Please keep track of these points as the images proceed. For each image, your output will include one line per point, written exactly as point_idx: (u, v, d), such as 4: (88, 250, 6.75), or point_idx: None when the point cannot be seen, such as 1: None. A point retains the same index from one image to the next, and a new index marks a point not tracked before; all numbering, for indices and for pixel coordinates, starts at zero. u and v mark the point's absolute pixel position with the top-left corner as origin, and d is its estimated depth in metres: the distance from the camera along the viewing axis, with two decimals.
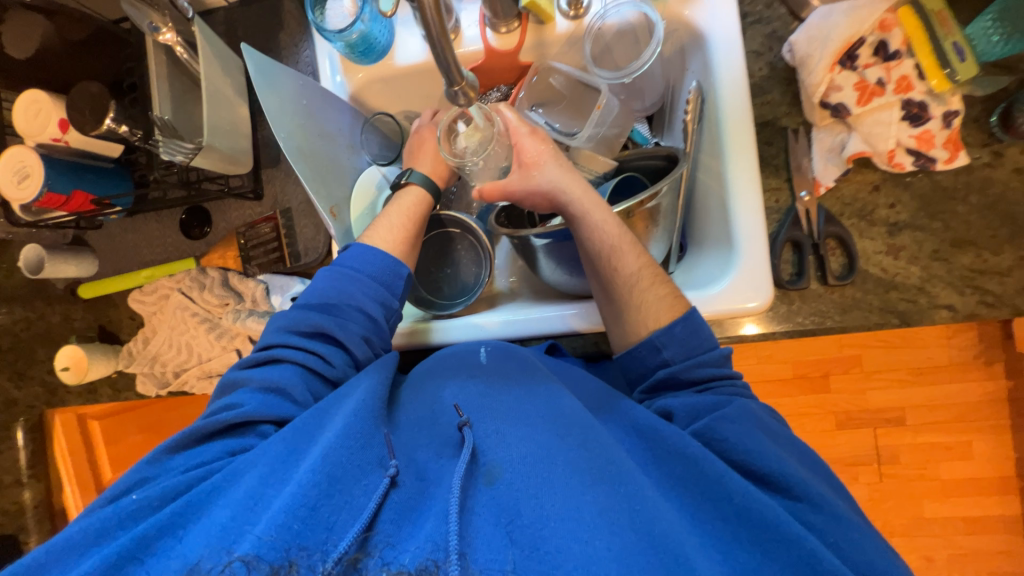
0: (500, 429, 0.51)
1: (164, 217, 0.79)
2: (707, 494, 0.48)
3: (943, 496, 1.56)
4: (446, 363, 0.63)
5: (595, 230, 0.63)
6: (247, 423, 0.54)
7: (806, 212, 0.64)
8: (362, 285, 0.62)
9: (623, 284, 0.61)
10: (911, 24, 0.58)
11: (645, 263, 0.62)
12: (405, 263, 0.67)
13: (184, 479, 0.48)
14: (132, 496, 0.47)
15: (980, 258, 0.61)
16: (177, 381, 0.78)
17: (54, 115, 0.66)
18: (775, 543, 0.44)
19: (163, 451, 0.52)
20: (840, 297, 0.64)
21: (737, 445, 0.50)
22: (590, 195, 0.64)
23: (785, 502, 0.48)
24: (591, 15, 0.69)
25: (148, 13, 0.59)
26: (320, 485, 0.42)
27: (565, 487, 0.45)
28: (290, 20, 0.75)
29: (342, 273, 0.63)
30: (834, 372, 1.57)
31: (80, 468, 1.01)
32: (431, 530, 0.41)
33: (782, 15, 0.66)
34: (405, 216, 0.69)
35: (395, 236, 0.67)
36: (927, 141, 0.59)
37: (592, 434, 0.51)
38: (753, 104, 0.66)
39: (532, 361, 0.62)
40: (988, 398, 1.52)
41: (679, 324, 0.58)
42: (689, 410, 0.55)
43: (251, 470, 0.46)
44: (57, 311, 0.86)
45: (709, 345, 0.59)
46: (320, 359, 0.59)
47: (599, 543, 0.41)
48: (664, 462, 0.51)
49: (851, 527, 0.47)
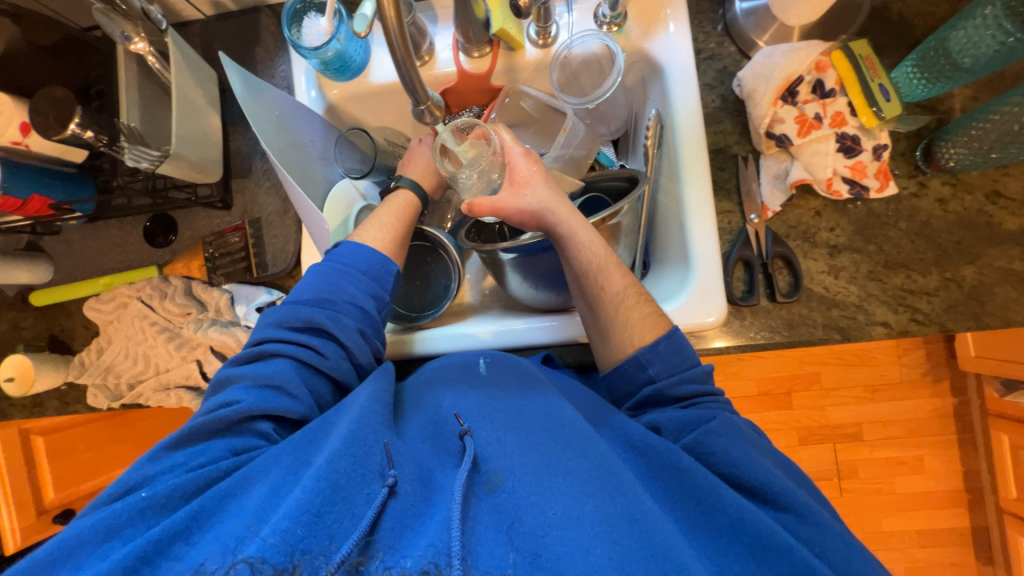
0: (501, 438, 0.52)
1: (127, 224, 0.78)
2: (698, 504, 0.50)
3: (899, 509, 1.62)
4: (445, 374, 0.64)
5: (581, 249, 0.64)
6: (247, 420, 0.53)
7: (756, 233, 0.69)
8: (356, 281, 0.62)
9: (610, 302, 0.63)
10: (843, 66, 0.65)
11: (630, 283, 0.64)
12: (394, 260, 0.67)
13: (193, 479, 0.48)
14: (142, 494, 0.46)
15: (910, 279, 0.67)
16: (131, 394, 0.75)
17: (16, 118, 0.64)
18: (772, 556, 0.45)
19: (163, 449, 0.51)
20: (787, 314, 0.68)
21: (726, 457, 0.52)
22: (576, 217, 0.65)
23: (776, 515, 0.49)
24: (559, 44, 0.73)
25: (121, 23, 0.58)
26: (325, 491, 0.43)
27: (566, 496, 0.46)
28: (267, 36, 0.77)
29: (332, 268, 0.63)
30: (796, 389, 1.64)
31: (20, 487, 0.96)
32: (433, 537, 0.42)
33: (732, 53, 0.72)
34: (394, 216, 0.70)
35: (385, 233, 0.68)
36: (860, 171, 0.65)
37: (591, 444, 0.52)
38: (706, 132, 0.71)
39: (532, 372, 0.63)
40: (937, 414, 1.61)
41: (663, 341, 0.60)
42: (675, 425, 0.56)
43: (262, 480, 0.47)
44: (5, 319, 0.82)
45: (692, 362, 0.61)
46: (312, 352, 0.59)
47: (600, 552, 0.42)
48: (659, 474, 0.52)
49: (839, 538, 0.49)
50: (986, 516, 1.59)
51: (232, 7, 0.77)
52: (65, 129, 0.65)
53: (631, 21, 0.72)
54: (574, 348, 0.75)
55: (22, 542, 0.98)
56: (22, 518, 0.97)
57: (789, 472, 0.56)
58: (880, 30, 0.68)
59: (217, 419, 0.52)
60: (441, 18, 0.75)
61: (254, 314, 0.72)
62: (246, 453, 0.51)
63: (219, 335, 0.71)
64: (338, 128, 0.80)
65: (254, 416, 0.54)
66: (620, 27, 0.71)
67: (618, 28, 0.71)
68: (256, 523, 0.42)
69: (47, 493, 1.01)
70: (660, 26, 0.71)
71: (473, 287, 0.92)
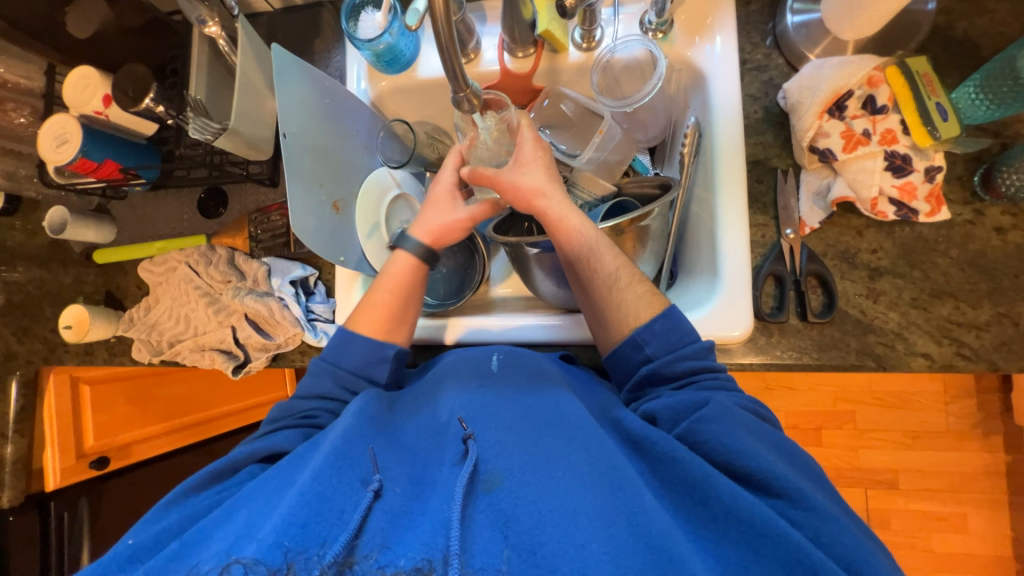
0: (501, 439, 0.52)
1: (184, 194, 0.84)
2: (693, 496, 0.49)
3: (933, 569, 1.50)
4: (456, 371, 0.66)
5: (572, 233, 0.65)
6: (238, 467, 0.59)
7: (791, 249, 0.67)
8: (345, 377, 0.66)
9: (602, 284, 0.64)
10: (898, 82, 0.62)
11: (623, 263, 0.65)
12: (389, 342, 0.68)
13: (174, 521, 0.51)
14: (131, 541, 0.50)
15: (958, 310, 0.63)
16: (170, 351, 0.80)
17: (100, 90, 0.71)
18: (764, 541, 0.44)
19: (161, 507, 0.55)
20: (819, 335, 0.65)
21: (718, 445, 0.52)
22: (567, 203, 0.67)
23: (767, 500, 0.49)
24: (602, 48, 0.74)
25: (198, 7, 0.62)
26: (310, 502, 0.44)
27: (565, 492, 0.47)
28: (326, 29, 0.82)
29: (325, 360, 0.67)
30: (827, 427, 1.55)
31: (66, 430, 1.03)
32: (426, 537, 0.42)
33: (779, 65, 0.71)
34: (392, 295, 0.70)
35: (376, 319, 0.68)
36: (910, 192, 0.62)
37: (593, 440, 0.53)
38: (746, 143, 0.70)
39: (546, 371, 0.64)
40: (984, 470, 1.48)
41: (660, 320, 0.61)
42: (670, 413, 0.57)
43: (250, 501, 0.48)
44: (70, 273, 0.90)
45: (691, 338, 0.61)
46: (304, 419, 0.64)
47: (596, 546, 0.43)
48: (658, 467, 0.52)
49: (835, 522, 0.47)
50: None
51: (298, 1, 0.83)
52: (140, 103, 0.71)
53: (676, 28, 0.72)
54: (589, 348, 0.76)
55: (61, 482, 1.05)
56: (65, 459, 1.04)
57: (781, 452, 0.54)
58: (942, 47, 0.65)
59: (212, 468, 0.58)
60: (490, 18, 0.77)
61: (287, 285, 0.76)
62: (228, 489, 0.55)
63: (255, 303, 0.74)
64: (384, 118, 0.84)
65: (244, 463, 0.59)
66: (666, 34, 0.72)
67: (663, 35, 0.72)
68: (248, 534, 0.43)
69: (87, 438, 1.09)
70: (707, 36, 0.71)
71: (498, 285, 0.93)
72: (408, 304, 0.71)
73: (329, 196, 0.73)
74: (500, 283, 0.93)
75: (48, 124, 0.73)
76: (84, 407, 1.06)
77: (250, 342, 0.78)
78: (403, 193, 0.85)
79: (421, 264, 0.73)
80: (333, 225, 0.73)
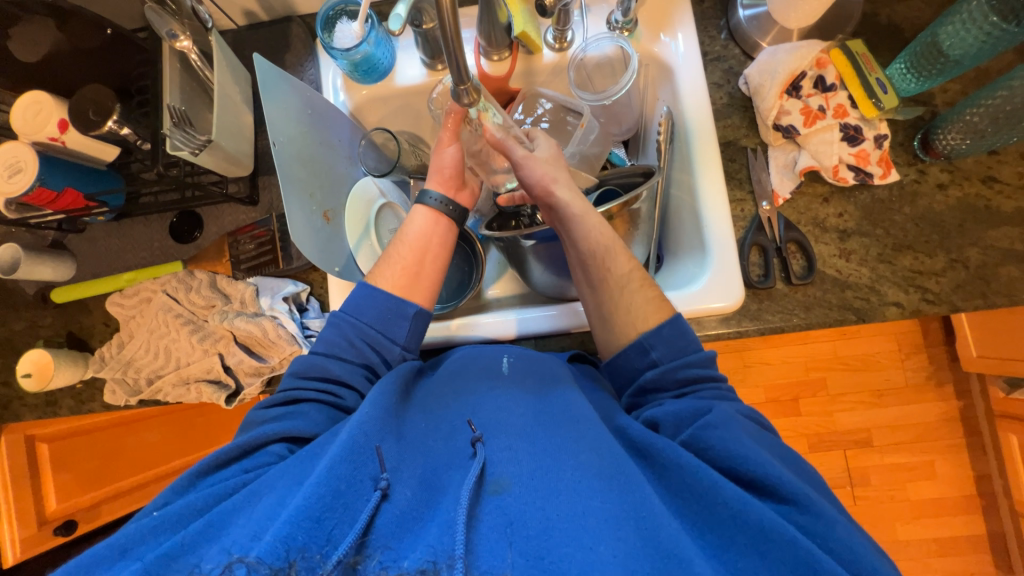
0: (512, 445, 0.54)
1: (153, 221, 0.79)
2: (698, 500, 0.51)
3: (913, 517, 1.61)
4: (468, 373, 0.66)
5: (589, 233, 0.68)
6: (259, 446, 0.56)
7: (769, 220, 0.72)
8: (366, 333, 0.65)
9: (616, 283, 0.67)
10: (841, 62, 0.69)
11: (633, 267, 0.68)
12: (411, 300, 0.68)
13: (202, 497, 0.49)
14: (156, 514, 0.48)
15: (918, 261, 0.70)
16: (150, 389, 0.74)
17: (55, 114, 0.67)
18: (771, 544, 0.46)
19: (182, 480, 0.53)
20: (804, 297, 0.70)
21: (724, 450, 0.54)
22: (579, 199, 0.68)
23: (775, 506, 0.51)
24: (574, 48, 0.78)
25: (170, 21, 0.61)
26: (325, 497, 0.44)
27: (572, 493, 0.48)
28: (296, 43, 0.81)
29: (345, 318, 0.66)
30: (803, 396, 1.65)
31: (23, 497, 0.93)
32: (432, 539, 0.44)
33: (736, 55, 0.77)
34: (411, 250, 0.70)
35: (398, 272, 0.68)
36: (864, 158, 0.69)
37: (602, 441, 0.55)
38: (716, 126, 0.75)
39: (553, 370, 0.66)
40: (944, 418, 1.62)
41: (667, 325, 0.64)
42: (673, 420, 0.60)
43: (269, 489, 0.49)
44: (22, 318, 0.82)
45: (696, 347, 0.64)
46: (332, 396, 0.62)
47: (603, 549, 0.44)
48: (662, 474, 0.54)
49: (842, 529, 0.49)
50: (1002, 522, 1.56)
51: (264, 18, 0.82)
52: (101, 125, 0.67)
53: (641, 27, 0.77)
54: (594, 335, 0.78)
55: (21, 555, 0.96)
56: (23, 529, 0.94)
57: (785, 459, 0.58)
58: (872, 32, 0.74)
59: (233, 445, 0.56)
60: (464, 24, 0.79)
61: (280, 303, 0.73)
62: (254, 469, 0.53)
63: (246, 325, 0.71)
64: (363, 129, 0.83)
65: (267, 442, 0.57)
66: (631, 31, 0.76)
67: (630, 33, 0.76)
68: (255, 531, 0.43)
69: (49, 503, 0.97)
70: (669, 32, 0.76)
71: (492, 286, 0.94)
72: (428, 261, 0.70)
73: (320, 207, 0.71)
74: (491, 284, 0.94)
75: None
76: (45, 468, 0.96)
77: (242, 368, 0.73)
78: (389, 202, 0.82)
79: (445, 217, 0.73)
80: (325, 235, 0.72)
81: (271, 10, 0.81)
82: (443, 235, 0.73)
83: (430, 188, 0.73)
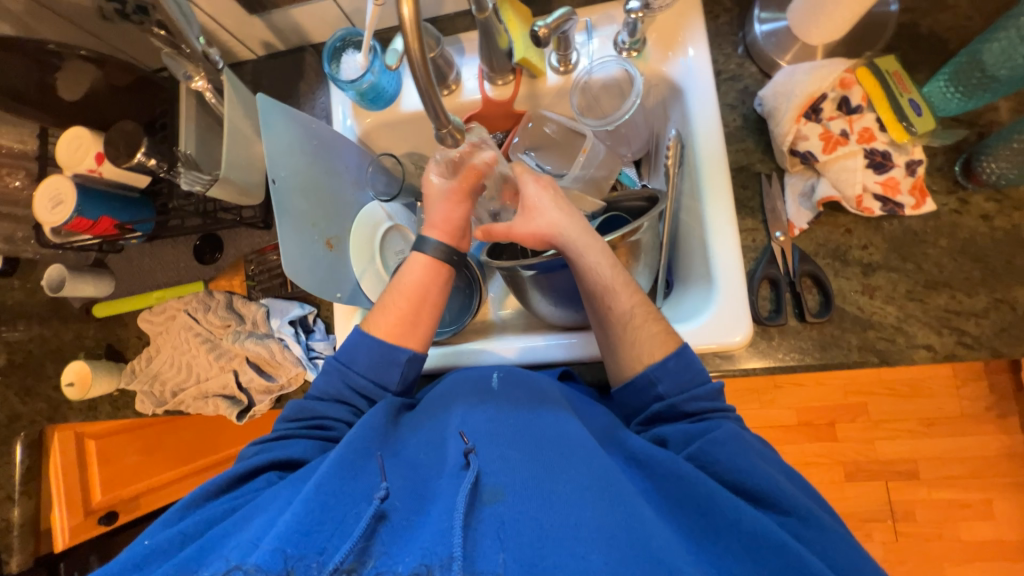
0: (503, 454, 0.52)
1: (180, 243, 0.85)
2: (696, 510, 0.50)
3: (964, 560, 1.47)
4: (458, 388, 0.65)
5: (590, 270, 0.66)
6: (252, 474, 0.59)
7: (782, 252, 0.67)
8: (355, 381, 0.66)
9: (618, 320, 0.64)
10: (870, 82, 0.64)
11: (639, 301, 0.65)
12: (405, 347, 0.68)
13: (190, 524, 0.52)
14: (147, 542, 0.51)
15: (954, 299, 0.63)
16: (174, 401, 0.80)
17: (92, 149, 0.73)
18: (771, 555, 0.45)
19: (177, 510, 0.56)
20: (819, 334, 0.65)
21: (729, 465, 0.52)
22: (584, 237, 0.66)
23: (778, 518, 0.49)
24: (579, 70, 0.76)
25: (184, 64, 0.65)
26: (314, 511, 0.46)
27: (565, 503, 0.47)
28: (310, 72, 0.84)
29: (339, 366, 0.67)
30: (841, 421, 1.53)
31: (74, 490, 1.04)
32: (428, 542, 0.43)
33: (753, 74, 0.72)
34: (406, 299, 0.69)
35: (393, 320, 0.68)
36: (893, 187, 0.63)
37: (595, 455, 0.53)
38: (727, 150, 0.71)
39: (544, 388, 0.63)
40: (1005, 453, 1.46)
41: (673, 358, 0.61)
42: (682, 436, 0.57)
43: (260, 512, 0.50)
44: (70, 329, 0.90)
45: (702, 379, 0.61)
46: (319, 430, 0.64)
47: (596, 556, 0.43)
48: (661, 484, 0.53)
49: (844, 543, 0.48)
50: None
51: (281, 48, 0.85)
52: (132, 157, 0.72)
53: (649, 46, 0.74)
54: (593, 366, 0.76)
55: (69, 541, 1.05)
56: (72, 517, 1.04)
57: (790, 475, 0.55)
58: (909, 46, 0.68)
59: (229, 474, 0.59)
60: (468, 50, 0.79)
61: (286, 326, 0.76)
62: (241, 496, 0.56)
63: (255, 346, 0.74)
64: (372, 153, 0.85)
65: (260, 469, 0.60)
66: (640, 52, 0.73)
67: (638, 53, 0.74)
68: (253, 542, 0.45)
69: (95, 494, 1.09)
70: (679, 50, 0.73)
71: (497, 308, 0.93)
72: (424, 310, 0.69)
73: (321, 235, 0.74)
74: (499, 305, 0.94)
75: (44, 185, 0.74)
76: (91, 463, 1.07)
77: (253, 386, 0.77)
78: (396, 225, 0.85)
79: (439, 265, 0.71)
80: (327, 263, 0.74)
81: (287, 40, 0.84)
82: (440, 282, 0.71)
83: (426, 236, 0.72)
